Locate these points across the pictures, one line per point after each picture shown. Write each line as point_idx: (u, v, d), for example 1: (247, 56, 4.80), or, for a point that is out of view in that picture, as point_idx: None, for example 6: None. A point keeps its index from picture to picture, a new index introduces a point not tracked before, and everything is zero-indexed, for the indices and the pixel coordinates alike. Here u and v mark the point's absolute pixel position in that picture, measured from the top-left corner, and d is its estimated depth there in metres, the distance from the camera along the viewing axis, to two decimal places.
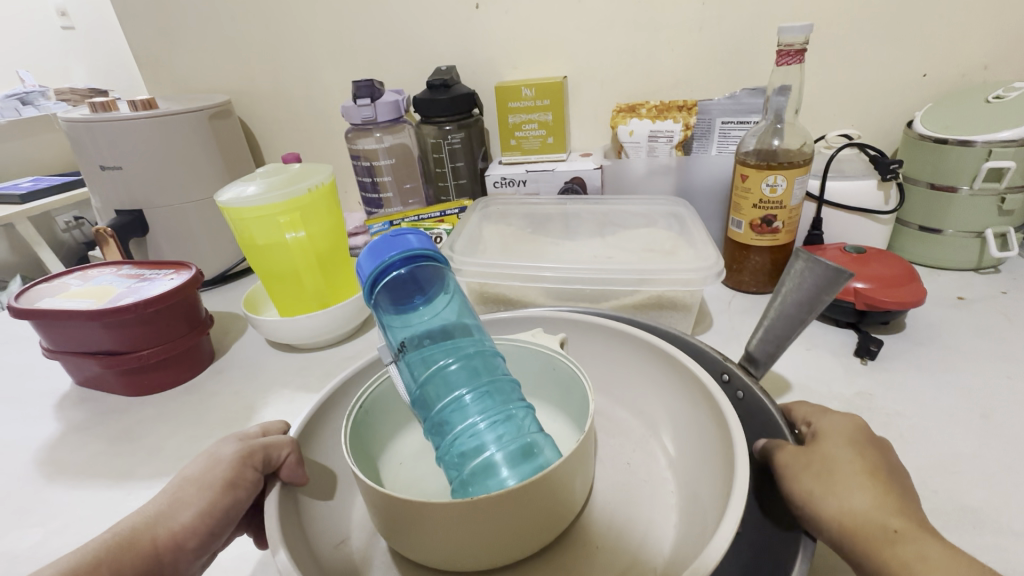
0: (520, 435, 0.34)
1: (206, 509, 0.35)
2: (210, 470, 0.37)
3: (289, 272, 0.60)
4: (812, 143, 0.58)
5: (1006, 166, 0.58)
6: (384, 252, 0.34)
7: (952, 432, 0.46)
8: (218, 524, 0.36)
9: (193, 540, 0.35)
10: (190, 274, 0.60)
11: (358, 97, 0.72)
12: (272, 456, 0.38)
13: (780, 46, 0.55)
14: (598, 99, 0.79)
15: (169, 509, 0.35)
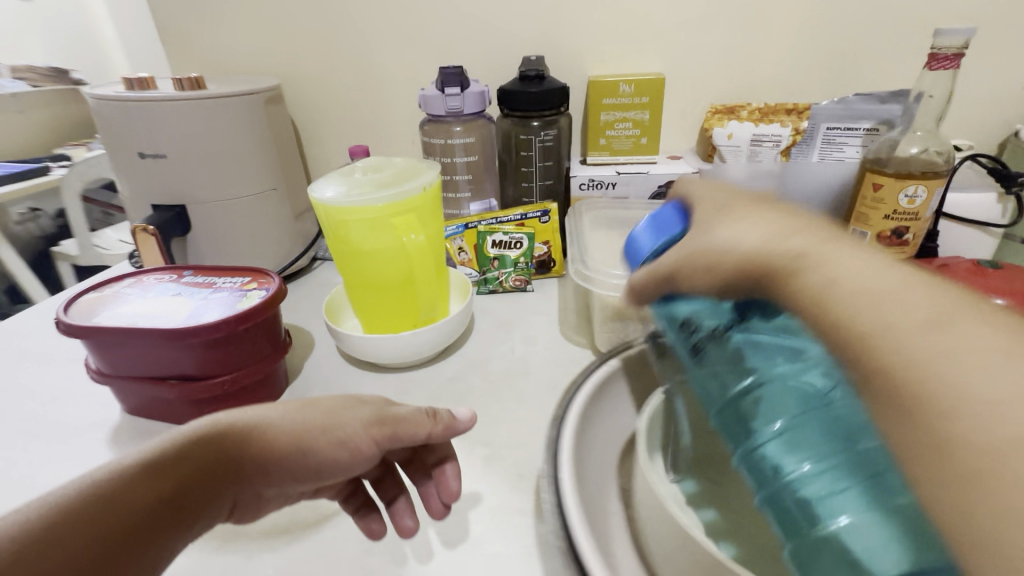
0: (853, 500, 0.33)
1: (310, 455, 0.35)
2: (337, 417, 0.36)
3: (395, 283, 0.52)
4: (953, 154, 0.55)
5: None
6: (665, 227, 0.36)
7: None
8: (311, 471, 0.35)
9: (279, 475, 0.34)
10: (274, 286, 0.50)
11: (445, 86, 0.65)
12: (408, 432, 0.38)
13: (933, 50, 0.52)
14: (688, 99, 0.75)
15: (277, 427, 0.34)
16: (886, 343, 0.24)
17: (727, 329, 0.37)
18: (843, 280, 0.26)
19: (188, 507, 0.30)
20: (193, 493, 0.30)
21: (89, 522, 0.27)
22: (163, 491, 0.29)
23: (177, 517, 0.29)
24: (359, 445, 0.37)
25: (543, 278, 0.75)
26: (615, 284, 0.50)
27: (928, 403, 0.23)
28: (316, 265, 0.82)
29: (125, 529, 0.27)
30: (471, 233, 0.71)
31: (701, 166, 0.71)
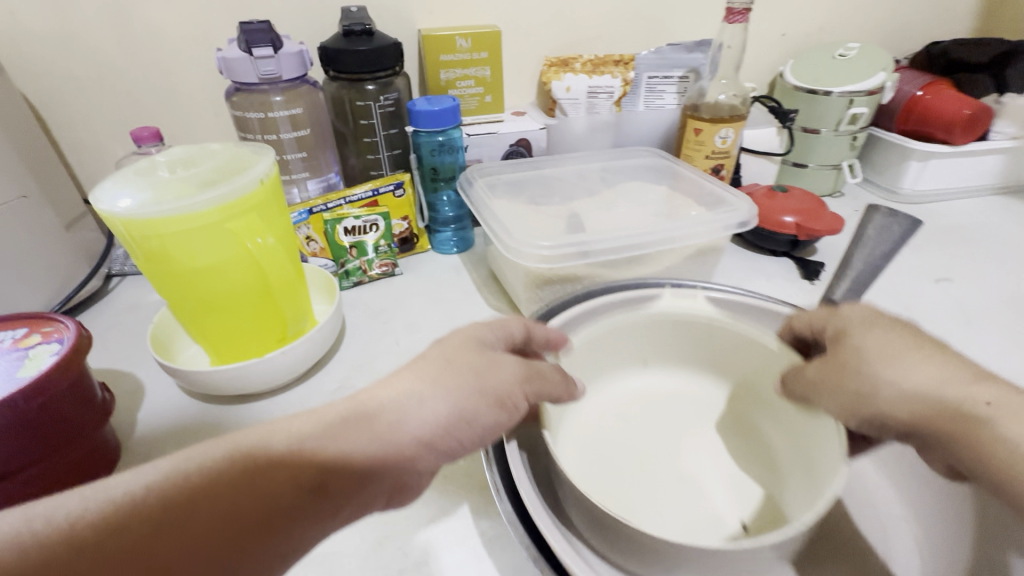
0: (468, 232, 0.72)
1: (460, 433, 0.29)
2: (492, 374, 0.31)
3: (219, 302, 0.42)
4: (750, 103, 0.66)
5: (862, 112, 0.73)
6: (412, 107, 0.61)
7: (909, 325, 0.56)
8: (474, 442, 0.30)
9: (432, 460, 0.29)
10: (73, 332, 0.38)
11: (251, 46, 0.53)
12: (545, 387, 0.35)
13: (730, 4, 0.59)
14: (524, 53, 0.73)
15: (401, 413, 0.28)
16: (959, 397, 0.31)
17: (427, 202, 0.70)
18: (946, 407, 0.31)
19: (241, 517, 0.23)
20: (306, 486, 0.24)
21: (195, 510, 0.22)
22: (189, 533, 0.22)
23: (236, 535, 0.22)
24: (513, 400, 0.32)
25: (409, 254, 0.71)
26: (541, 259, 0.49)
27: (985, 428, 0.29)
28: (115, 283, 0.65)
29: (207, 532, 0.22)
30: (316, 220, 0.63)
31: (545, 121, 0.72)
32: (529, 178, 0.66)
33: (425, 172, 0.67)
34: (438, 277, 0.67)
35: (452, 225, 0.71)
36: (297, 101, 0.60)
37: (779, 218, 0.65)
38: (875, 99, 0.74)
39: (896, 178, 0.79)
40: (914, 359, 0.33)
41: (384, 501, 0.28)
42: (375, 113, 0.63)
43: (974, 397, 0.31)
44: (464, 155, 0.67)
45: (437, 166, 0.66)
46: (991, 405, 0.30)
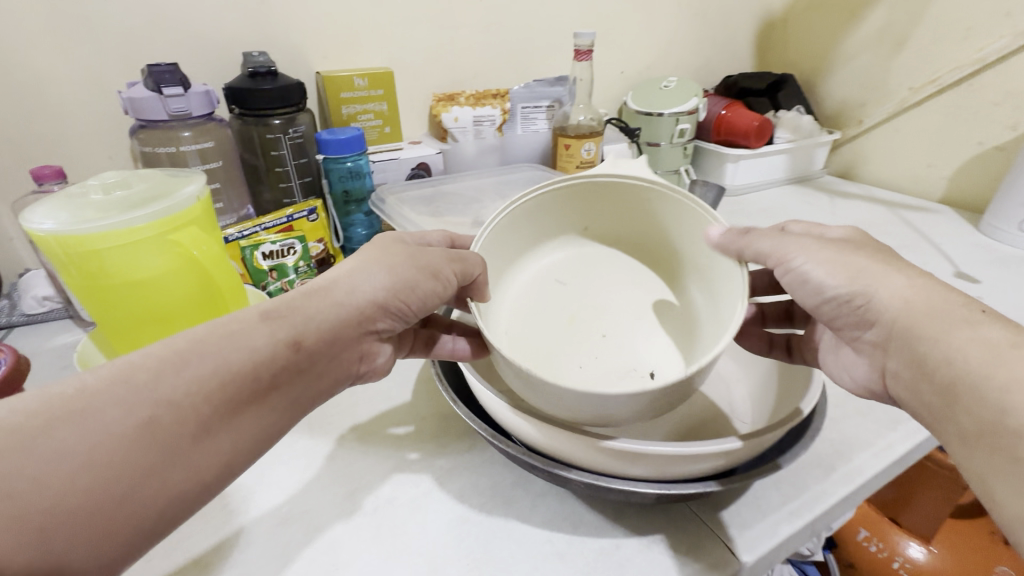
0: None
1: (410, 297, 0.37)
2: (419, 256, 0.38)
3: (163, 312, 0.45)
4: (603, 121, 0.83)
5: (686, 127, 0.94)
6: (321, 138, 0.67)
7: None
8: (417, 308, 0.38)
9: (386, 319, 0.36)
10: (9, 356, 0.39)
11: (160, 85, 0.57)
12: (469, 275, 0.39)
13: (577, 47, 0.75)
14: (413, 91, 0.83)
15: (352, 286, 0.35)
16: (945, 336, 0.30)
17: (341, 224, 0.75)
18: (928, 333, 0.31)
19: (229, 370, 0.28)
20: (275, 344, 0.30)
21: (204, 375, 0.28)
22: (203, 391, 0.27)
23: (227, 384, 0.28)
24: (443, 274, 0.38)
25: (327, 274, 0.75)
26: None
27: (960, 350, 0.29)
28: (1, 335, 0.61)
29: (217, 390, 0.28)
30: (233, 248, 0.66)
31: (440, 147, 0.82)
32: (430, 193, 0.76)
33: (337, 198, 0.73)
34: None
35: (366, 244, 0.77)
36: (205, 136, 0.63)
37: None
38: (695, 117, 0.95)
39: (720, 177, 1.01)
40: (896, 273, 0.34)
41: (351, 361, 0.35)
42: (284, 145, 0.68)
43: (971, 307, 0.31)
44: (371, 180, 0.75)
45: (348, 191, 0.73)
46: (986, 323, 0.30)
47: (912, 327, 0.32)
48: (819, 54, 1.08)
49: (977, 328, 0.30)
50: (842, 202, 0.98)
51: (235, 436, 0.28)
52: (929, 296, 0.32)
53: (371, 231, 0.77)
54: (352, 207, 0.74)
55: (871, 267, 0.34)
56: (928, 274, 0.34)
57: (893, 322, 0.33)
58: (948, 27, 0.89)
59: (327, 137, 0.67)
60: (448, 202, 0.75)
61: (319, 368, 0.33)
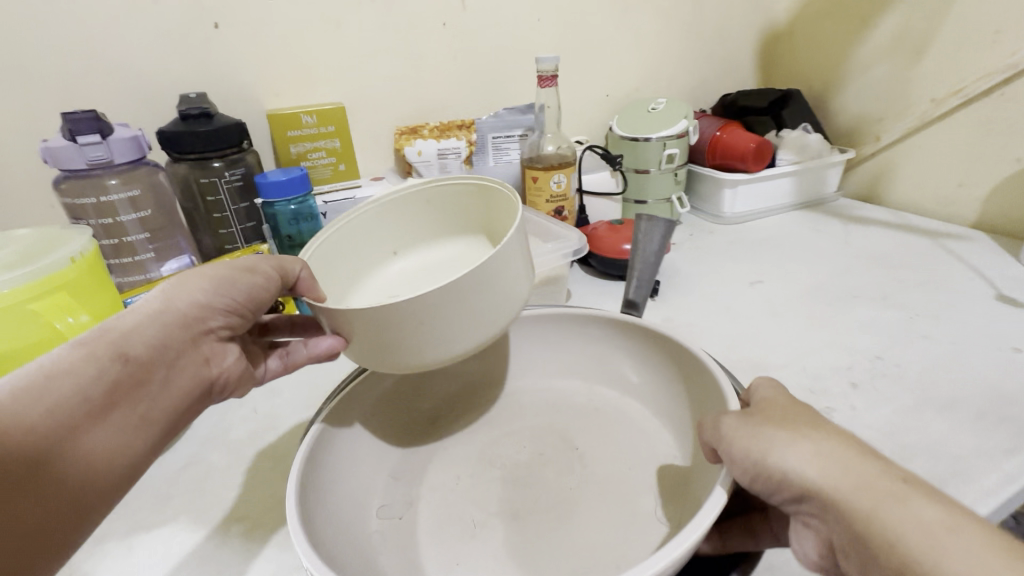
0: None
1: (230, 295, 0.38)
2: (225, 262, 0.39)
3: None
4: (575, 149, 0.76)
5: (675, 152, 0.86)
6: (262, 179, 0.63)
7: (733, 320, 0.64)
8: (246, 304, 0.39)
9: (217, 318, 0.38)
10: None
11: (76, 134, 0.54)
12: (287, 272, 0.40)
13: (540, 72, 0.69)
14: (375, 125, 0.79)
15: (183, 297, 0.36)
16: (884, 521, 0.26)
17: None
18: (870, 520, 0.26)
19: (78, 393, 0.30)
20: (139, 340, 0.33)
21: (56, 395, 0.29)
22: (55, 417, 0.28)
23: (75, 401, 0.29)
24: (258, 269, 0.39)
25: None
26: None
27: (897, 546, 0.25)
28: None
29: (70, 411, 0.29)
30: None
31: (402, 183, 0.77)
32: None
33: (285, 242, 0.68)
34: None
35: None
36: (134, 183, 0.60)
37: (619, 247, 0.74)
38: (685, 141, 0.87)
39: (718, 204, 0.92)
40: (817, 438, 0.29)
41: (195, 360, 0.37)
42: (223, 189, 0.64)
43: (890, 475, 0.27)
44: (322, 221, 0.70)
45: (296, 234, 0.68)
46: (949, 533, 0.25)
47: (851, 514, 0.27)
48: (828, 65, 0.99)
49: (909, 504, 0.26)
50: (856, 229, 0.87)
51: (105, 443, 0.31)
52: (859, 472, 0.28)
53: None
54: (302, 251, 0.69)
55: (791, 432, 0.30)
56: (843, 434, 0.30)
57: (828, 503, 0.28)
58: (971, 32, 0.79)
59: (268, 179, 0.63)
60: None
61: (169, 377, 0.35)
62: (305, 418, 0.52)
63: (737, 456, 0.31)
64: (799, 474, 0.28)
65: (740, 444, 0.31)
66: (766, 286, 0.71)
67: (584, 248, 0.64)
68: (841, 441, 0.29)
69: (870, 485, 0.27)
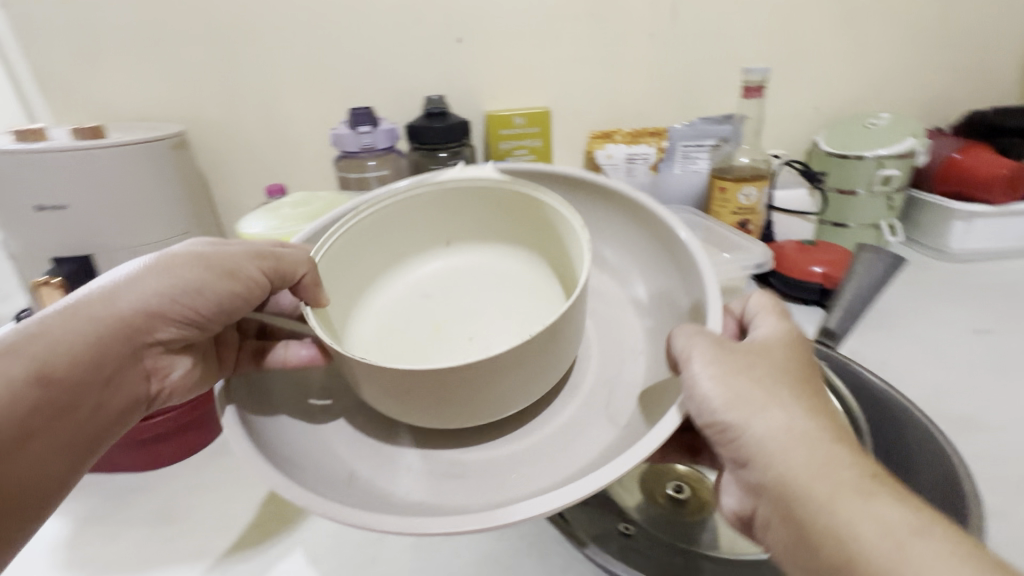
0: None
1: (198, 291, 0.41)
2: (217, 255, 0.43)
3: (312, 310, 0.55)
4: (771, 161, 0.73)
5: (893, 173, 0.77)
6: None
7: (941, 368, 0.57)
8: (209, 309, 0.42)
9: (168, 326, 0.41)
10: None
11: (356, 125, 0.71)
12: (285, 270, 0.46)
13: (746, 83, 0.68)
14: (572, 127, 0.86)
15: (135, 290, 0.39)
16: (840, 511, 0.31)
17: None
18: (816, 490, 0.32)
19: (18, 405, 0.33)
20: (101, 344, 0.37)
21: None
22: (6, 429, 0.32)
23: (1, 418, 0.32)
24: (240, 273, 0.43)
25: None
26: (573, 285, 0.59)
27: (835, 532, 0.30)
28: None
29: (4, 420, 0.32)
30: None
31: None
32: None
33: None
34: None
35: None
36: (386, 164, 0.75)
37: (807, 268, 0.70)
38: (908, 163, 0.77)
39: (942, 238, 0.80)
40: (798, 403, 0.35)
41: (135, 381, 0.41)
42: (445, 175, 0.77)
43: (862, 471, 0.32)
44: None
45: None
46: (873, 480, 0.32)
47: (796, 495, 0.32)
48: None
49: (870, 502, 0.30)
50: None
51: (29, 463, 0.34)
52: (845, 474, 0.32)
53: None
54: None
55: (766, 405, 0.35)
56: (819, 418, 0.35)
57: (785, 475, 0.33)
58: None
59: None
60: None
61: (101, 396, 0.38)
62: None
63: (704, 394, 0.36)
64: (768, 437, 0.34)
65: (717, 385, 0.36)
66: (995, 337, 0.61)
67: (768, 263, 0.62)
68: (809, 409, 0.35)
69: (849, 479, 0.32)
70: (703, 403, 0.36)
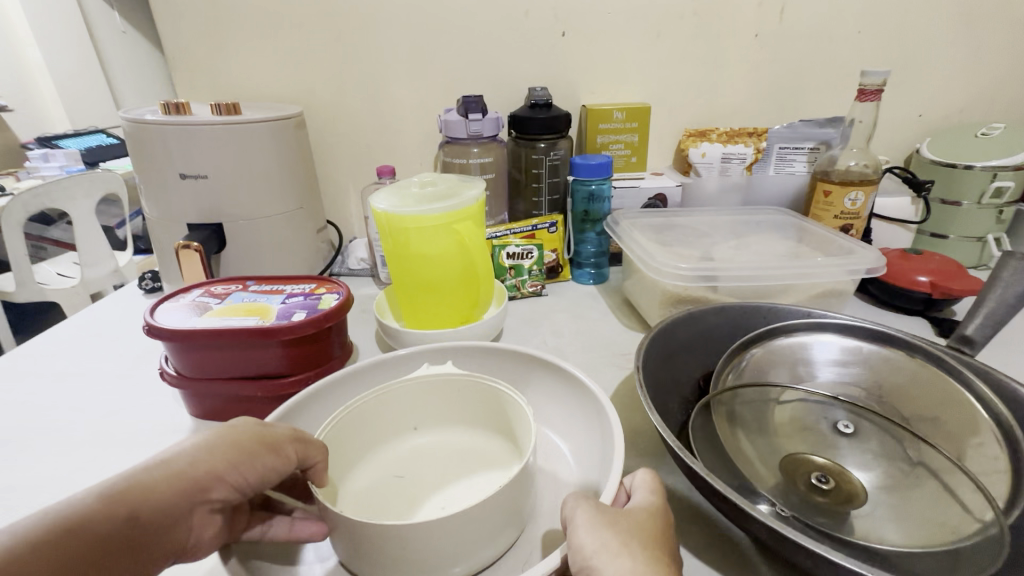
0: (602, 269, 0.83)
1: (249, 464, 0.33)
2: (267, 427, 0.35)
3: (435, 283, 0.58)
4: (881, 166, 0.71)
5: (1008, 185, 0.74)
6: (579, 161, 0.76)
7: None
8: (252, 488, 0.33)
9: (220, 492, 0.32)
10: (345, 291, 0.55)
11: (466, 112, 0.73)
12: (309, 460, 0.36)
13: (863, 86, 0.67)
14: (666, 125, 0.87)
15: (182, 454, 0.32)
16: None
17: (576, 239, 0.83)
18: None
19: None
20: (134, 520, 0.28)
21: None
22: None
23: None
24: (283, 451, 0.35)
25: (553, 282, 0.83)
26: (684, 278, 0.60)
27: None
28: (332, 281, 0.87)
29: None
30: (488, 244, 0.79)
31: (681, 180, 0.84)
32: (660, 224, 0.78)
33: (578, 216, 0.81)
34: (578, 299, 0.78)
35: (592, 261, 0.83)
36: (489, 152, 0.78)
37: (913, 277, 0.68)
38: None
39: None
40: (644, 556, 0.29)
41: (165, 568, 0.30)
42: (545, 164, 0.79)
43: None
44: (609, 201, 0.81)
45: (588, 209, 0.80)
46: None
47: None
48: None
49: None
50: None
51: None
52: None
53: (601, 249, 0.83)
54: (586, 225, 0.81)
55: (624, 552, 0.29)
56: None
57: None
58: None
59: (585, 162, 0.75)
60: (681, 232, 0.76)
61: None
62: (584, 360, 0.63)
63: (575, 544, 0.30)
64: None
65: (597, 539, 0.30)
66: None
67: (882, 267, 0.62)
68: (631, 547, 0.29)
69: None
70: (575, 553, 0.30)
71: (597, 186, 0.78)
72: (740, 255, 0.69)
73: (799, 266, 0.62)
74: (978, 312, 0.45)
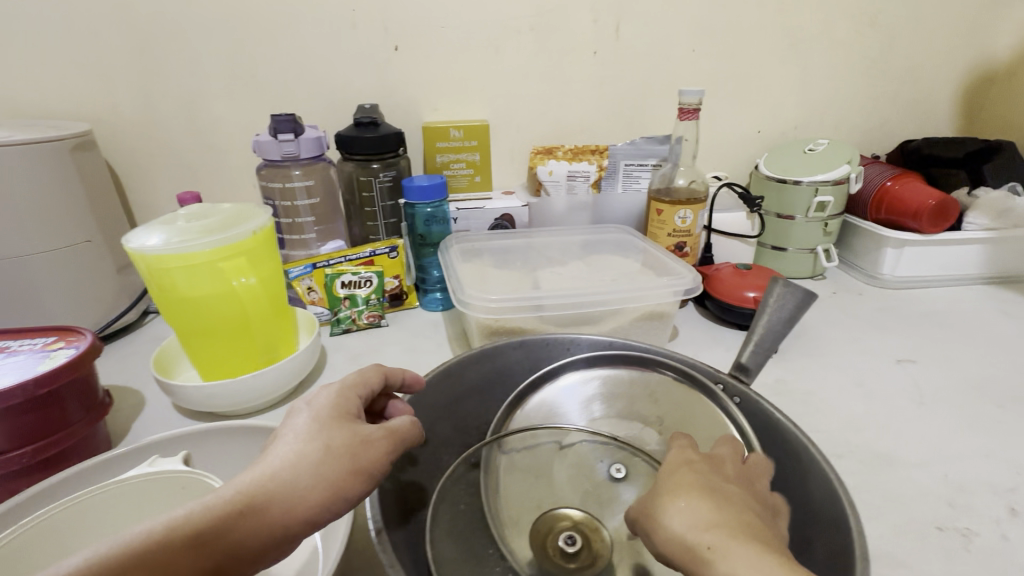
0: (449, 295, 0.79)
1: (361, 480, 0.31)
2: (368, 447, 0.32)
3: (211, 327, 0.52)
4: (706, 183, 0.72)
5: (828, 200, 0.77)
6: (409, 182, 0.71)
7: (866, 400, 0.55)
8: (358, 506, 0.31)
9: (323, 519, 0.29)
10: (87, 343, 0.47)
11: (278, 132, 0.67)
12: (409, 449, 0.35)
13: (683, 105, 0.68)
14: (515, 142, 0.84)
15: (296, 482, 0.29)
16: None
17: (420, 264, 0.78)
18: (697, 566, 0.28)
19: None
20: (233, 561, 0.26)
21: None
22: None
23: None
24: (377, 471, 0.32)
25: (397, 310, 0.78)
26: (494, 309, 0.56)
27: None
28: (148, 319, 0.77)
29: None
30: (318, 273, 0.72)
31: (529, 200, 0.82)
32: (499, 248, 0.75)
33: (417, 240, 0.76)
34: (418, 329, 0.73)
35: (439, 286, 0.79)
36: (312, 174, 0.73)
37: (741, 294, 0.69)
38: (843, 189, 0.78)
39: (875, 264, 0.80)
40: (678, 499, 0.31)
41: None
42: (377, 187, 0.74)
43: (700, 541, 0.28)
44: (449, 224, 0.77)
45: (427, 233, 0.75)
46: (713, 552, 0.28)
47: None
48: None
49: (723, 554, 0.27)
50: None
51: None
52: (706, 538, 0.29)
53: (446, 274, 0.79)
54: (426, 249, 0.76)
55: (671, 500, 0.32)
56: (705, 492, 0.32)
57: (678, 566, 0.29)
58: None
59: (415, 183, 0.70)
60: (518, 253, 0.74)
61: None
62: None
63: None
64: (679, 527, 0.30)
65: (686, 519, 0.30)
66: (918, 367, 0.60)
67: (698, 289, 0.61)
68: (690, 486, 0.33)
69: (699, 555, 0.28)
70: None
71: (433, 208, 0.73)
72: (571, 278, 0.66)
73: (620, 290, 0.60)
74: (750, 340, 0.43)
